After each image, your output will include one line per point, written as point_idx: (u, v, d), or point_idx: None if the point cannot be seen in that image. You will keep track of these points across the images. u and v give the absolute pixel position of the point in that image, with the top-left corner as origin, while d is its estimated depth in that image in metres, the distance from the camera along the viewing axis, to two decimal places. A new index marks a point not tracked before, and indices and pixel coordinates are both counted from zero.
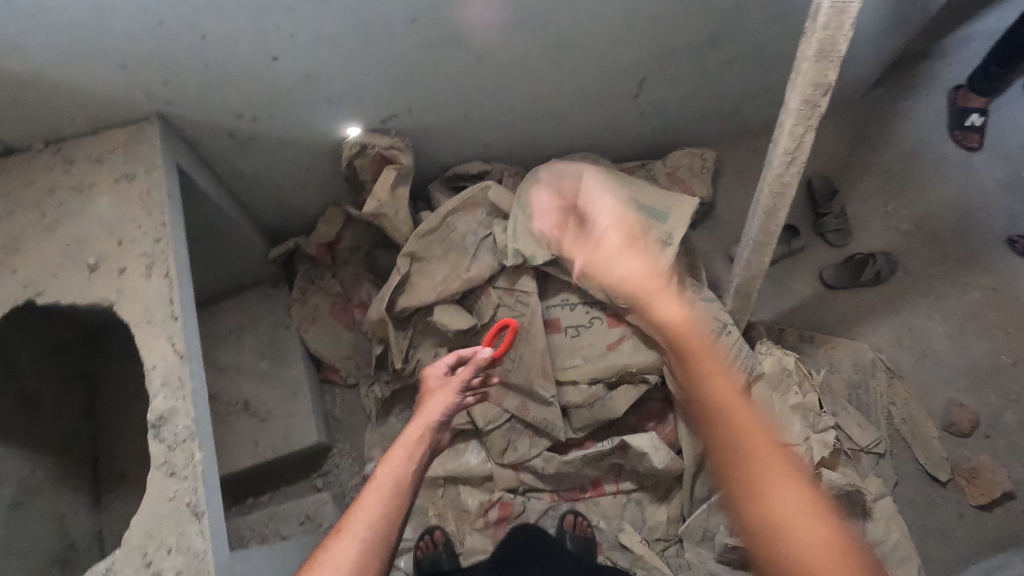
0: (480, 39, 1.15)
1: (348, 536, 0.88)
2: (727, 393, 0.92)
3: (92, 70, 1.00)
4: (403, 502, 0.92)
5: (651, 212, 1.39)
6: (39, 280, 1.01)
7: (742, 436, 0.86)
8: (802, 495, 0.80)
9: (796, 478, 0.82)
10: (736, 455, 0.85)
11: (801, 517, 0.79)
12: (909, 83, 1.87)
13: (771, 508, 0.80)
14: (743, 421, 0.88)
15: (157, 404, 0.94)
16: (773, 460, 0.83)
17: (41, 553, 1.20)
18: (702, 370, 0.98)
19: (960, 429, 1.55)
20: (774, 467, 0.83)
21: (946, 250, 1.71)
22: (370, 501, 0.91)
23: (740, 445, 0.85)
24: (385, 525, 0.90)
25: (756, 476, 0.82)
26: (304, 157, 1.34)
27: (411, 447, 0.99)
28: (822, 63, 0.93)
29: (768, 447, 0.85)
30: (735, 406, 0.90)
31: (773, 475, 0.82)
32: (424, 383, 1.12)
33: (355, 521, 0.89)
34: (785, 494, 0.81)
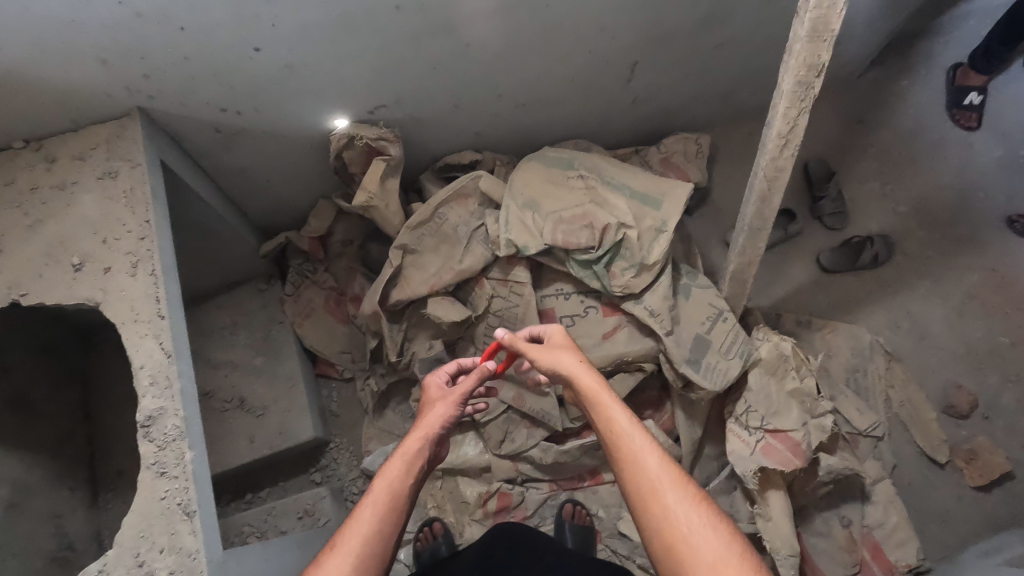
0: (466, 26, 1.13)
1: (341, 551, 0.82)
2: (620, 416, 0.91)
3: (69, 66, 0.98)
4: (400, 515, 0.89)
5: (644, 200, 1.36)
6: (23, 281, 1.00)
7: (633, 459, 0.86)
8: (697, 512, 0.79)
9: (691, 495, 0.81)
10: (631, 480, 0.84)
11: (701, 536, 0.77)
12: (906, 62, 1.84)
13: (669, 532, 0.78)
14: (634, 445, 0.87)
15: (146, 404, 0.93)
16: (663, 476, 0.83)
17: (39, 553, 1.20)
18: (607, 405, 0.93)
19: (959, 411, 1.54)
20: (666, 487, 0.82)
21: (945, 231, 1.69)
22: (365, 514, 0.86)
23: (631, 468, 0.85)
24: (379, 541, 0.85)
25: (649, 497, 0.82)
26: (292, 150, 1.32)
27: (411, 459, 0.96)
28: (816, 43, 0.91)
29: (658, 466, 0.84)
30: (624, 430, 0.89)
31: (665, 495, 0.81)
32: (427, 393, 1.13)
33: (349, 536, 0.84)
34: (681, 512, 0.79)
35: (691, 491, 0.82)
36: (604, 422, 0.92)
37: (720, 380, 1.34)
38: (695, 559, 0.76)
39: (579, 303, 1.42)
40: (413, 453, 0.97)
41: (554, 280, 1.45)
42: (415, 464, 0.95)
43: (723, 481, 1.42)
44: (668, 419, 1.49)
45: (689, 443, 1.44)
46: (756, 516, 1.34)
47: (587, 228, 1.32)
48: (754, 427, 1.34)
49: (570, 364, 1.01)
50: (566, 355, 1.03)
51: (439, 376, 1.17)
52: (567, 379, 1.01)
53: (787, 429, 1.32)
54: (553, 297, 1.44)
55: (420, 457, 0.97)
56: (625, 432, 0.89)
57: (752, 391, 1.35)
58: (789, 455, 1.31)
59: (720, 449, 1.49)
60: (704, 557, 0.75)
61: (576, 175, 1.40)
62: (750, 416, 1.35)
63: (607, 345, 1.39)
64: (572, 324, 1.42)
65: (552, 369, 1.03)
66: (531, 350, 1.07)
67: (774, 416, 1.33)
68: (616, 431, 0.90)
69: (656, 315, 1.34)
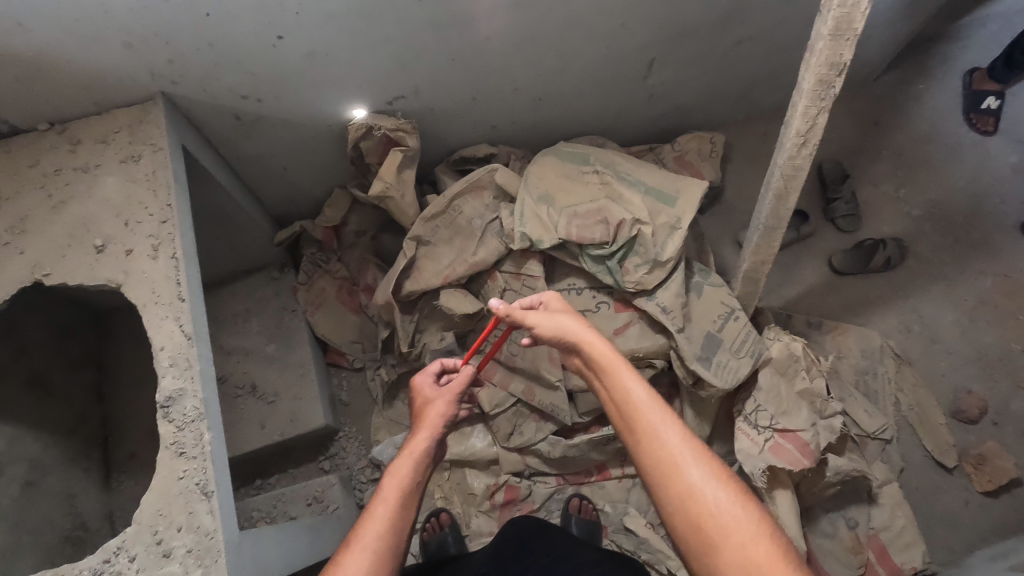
0: (487, 19, 1.13)
1: (359, 547, 0.83)
2: (637, 390, 0.90)
3: (96, 49, 0.99)
4: (411, 513, 0.90)
5: (659, 196, 1.37)
6: (46, 262, 1.01)
7: (653, 434, 0.85)
8: (722, 488, 0.80)
9: (714, 471, 0.81)
10: (652, 456, 0.84)
11: (727, 512, 0.78)
12: (923, 65, 1.83)
13: (695, 509, 0.79)
14: (654, 420, 0.87)
15: (165, 385, 0.94)
16: (687, 453, 0.83)
17: (53, 532, 1.22)
18: (623, 378, 0.92)
19: (968, 415, 1.54)
20: (690, 463, 0.82)
21: (958, 236, 1.69)
22: (380, 511, 0.87)
23: (651, 444, 0.85)
24: (394, 537, 0.85)
25: (672, 473, 0.82)
26: (309, 139, 1.33)
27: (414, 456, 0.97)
28: (838, 41, 0.91)
29: (679, 442, 0.84)
30: (642, 403, 0.89)
31: (689, 472, 0.81)
32: (419, 394, 1.12)
33: (366, 531, 0.84)
34: (706, 489, 0.80)
35: (716, 466, 0.82)
36: (621, 396, 0.91)
37: (731, 378, 1.34)
38: (723, 537, 0.76)
39: (591, 298, 1.43)
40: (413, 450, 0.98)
41: (567, 275, 1.45)
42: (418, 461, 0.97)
43: None
44: (677, 416, 1.50)
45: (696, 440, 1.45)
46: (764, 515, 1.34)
47: (601, 223, 1.33)
48: (763, 426, 1.34)
49: (577, 331, 0.99)
50: (576, 326, 1.01)
51: (427, 374, 1.15)
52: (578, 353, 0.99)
53: (796, 429, 1.32)
54: (565, 292, 1.44)
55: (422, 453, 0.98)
56: (643, 405, 0.89)
57: (763, 390, 1.36)
58: (798, 455, 1.31)
59: (728, 447, 1.49)
60: (732, 534, 0.76)
61: (592, 170, 1.40)
62: (759, 415, 1.35)
63: (618, 340, 1.39)
64: (583, 320, 1.41)
65: (561, 342, 1.01)
66: (531, 318, 1.02)
67: (782, 415, 1.34)
68: (633, 405, 0.89)
69: (669, 312, 1.35)
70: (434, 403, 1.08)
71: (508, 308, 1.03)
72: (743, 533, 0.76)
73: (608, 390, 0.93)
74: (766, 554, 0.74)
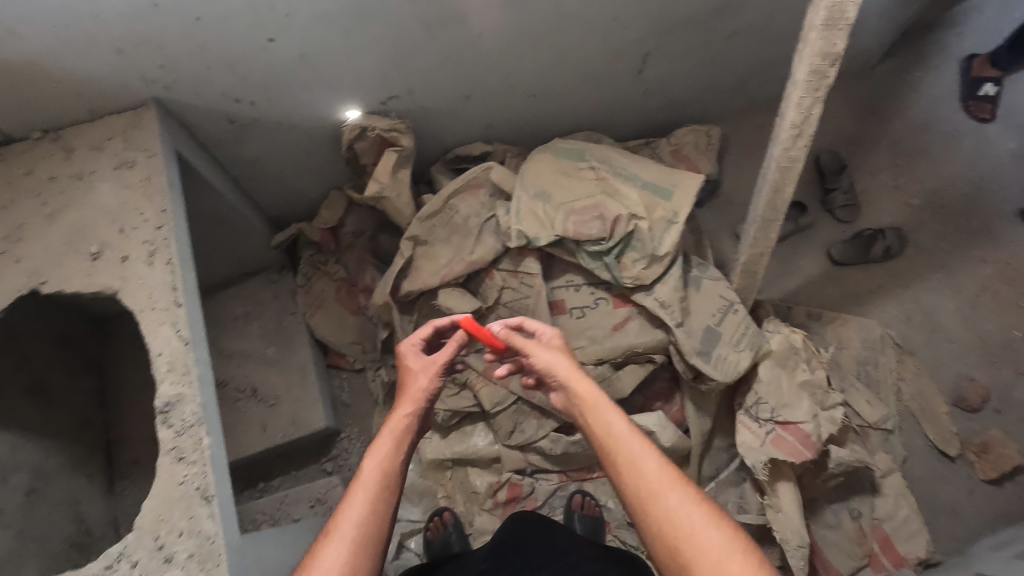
0: (479, 18, 1.13)
1: (337, 536, 0.84)
2: (616, 422, 0.90)
3: (88, 56, 0.98)
4: (394, 491, 0.90)
5: (655, 191, 1.36)
6: (42, 269, 1.01)
7: (631, 463, 0.86)
8: (697, 511, 0.80)
9: (689, 495, 0.82)
10: (630, 484, 0.84)
11: (703, 533, 0.78)
12: (920, 53, 1.82)
13: (671, 534, 0.79)
14: (632, 449, 0.87)
15: (164, 390, 0.94)
16: (662, 478, 0.83)
17: (58, 538, 1.22)
18: (602, 409, 0.92)
19: (970, 403, 1.54)
20: (667, 488, 0.82)
21: (957, 224, 1.68)
22: (356, 499, 0.88)
23: (628, 473, 0.85)
24: (375, 523, 0.87)
25: (649, 500, 0.82)
26: (304, 141, 1.33)
27: (402, 431, 0.97)
28: (831, 31, 0.90)
29: (655, 469, 0.84)
30: (621, 436, 0.89)
31: (665, 498, 0.81)
32: (403, 361, 1.08)
33: (342, 523, 0.86)
34: (682, 513, 0.80)
35: (691, 489, 0.83)
36: (598, 427, 0.91)
37: (731, 372, 1.33)
38: (699, 557, 0.77)
39: (589, 294, 1.43)
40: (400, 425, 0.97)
41: (565, 272, 1.45)
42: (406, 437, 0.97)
43: (732, 472, 1.43)
44: (678, 411, 1.49)
45: (697, 434, 1.44)
46: (766, 507, 1.34)
47: (598, 219, 1.33)
48: (764, 419, 1.34)
49: (566, 371, 0.98)
50: (560, 357, 1.01)
51: (413, 343, 1.11)
52: (560, 384, 0.98)
53: (797, 421, 1.32)
54: (564, 289, 1.44)
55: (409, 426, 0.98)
56: (623, 437, 0.89)
57: (763, 382, 1.35)
58: (800, 447, 1.30)
59: (730, 441, 1.49)
60: (706, 554, 0.77)
61: (587, 166, 1.40)
62: (760, 408, 1.35)
63: (617, 336, 1.40)
64: (582, 316, 1.42)
65: (546, 373, 1.00)
66: (529, 344, 1.03)
67: (783, 408, 1.33)
68: (613, 435, 0.89)
69: (667, 306, 1.34)
70: (416, 375, 1.05)
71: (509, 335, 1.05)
72: (717, 553, 0.77)
73: (586, 423, 0.93)
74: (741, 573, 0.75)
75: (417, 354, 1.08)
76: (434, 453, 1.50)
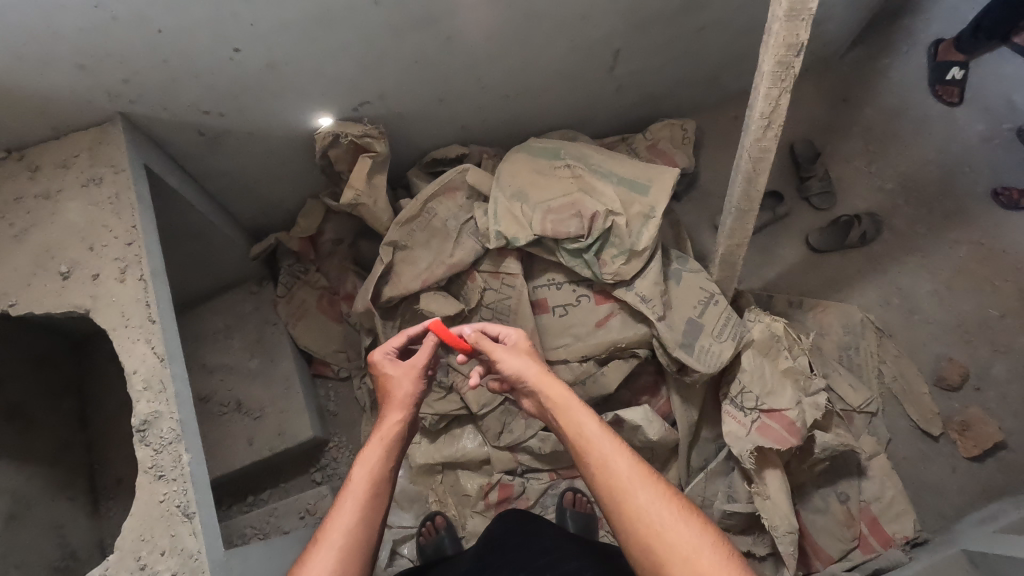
0: (447, 20, 1.13)
1: (323, 545, 0.83)
2: (588, 423, 0.91)
3: (48, 73, 0.97)
4: (381, 497, 0.90)
5: (632, 186, 1.37)
6: (11, 291, 0.99)
7: (602, 463, 0.86)
8: (668, 508, 0.81)
9: (659, 492, 0.82)
10: (602, 483, 0.85)
11: (673, 530, 0.79)
12: (888, 40, 1.85)
13: (642, 531, 0.79)
14: (603, 449, 0.87)
15: (140, 408, 0.93)
16: (634, 477, 0.84)
17: (42, 563, 1.20)
18: (574, 412, 0.93)
19: (950, 383, 1.56)
20: (638, 486, 0.83)
21: (931, 206, 1.71)
22: (347, 506, 0.87)
23: (599, 473, 0.86)
24: (365, 529, 0.87)
25: (619, 499, 0.83)
26: (277, 150, 1.32)
27: (385, 437, 0.97)
28: (794, 22, 0.91)
29: (626, 467, 0.85)
30: (593, 436, 0.89)
31: (636, 495, 0.82)
32: (376, 368, 1.08)
33: (331, 530, 0.85)
34: (653, 510, 0.81)
35: (662, 487, 0.83)
36: (570, 428, 0.92)
37: (714, 363, 1.34)
38: (670, 555, 0.77)
39: (571, 292, 1.43)
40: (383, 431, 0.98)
41: (546, 270, 1.45)
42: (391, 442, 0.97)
43: (721, 462, 1.43)
44: (665, 404, 1.50)
45: (684, 426, 1.45)
46: (754, 495, 1.34)
47: (576, 217, 1.33)
48: (749, 407, 1.35)
49: (536, 376, 0.99)
50: (530, 362, 1.02)
51: (386, 352, 1.10)
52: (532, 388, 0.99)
53: (782, 409, 1.33)
54: (546, 287, 1.44)
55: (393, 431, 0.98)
56: (594, 438, 0.89)
57: (747, 372, 1.36)
58: (785, 434, 1.31)
59: (717, 431, 1.50)
60: (676, 550, 0.77)
61: (563, 165, 1.40)
62: (745, 397, 1.36)
63: (601, 332, 1.41)
64: (565, 314, 1.42)
65: (517, 379, 1.01)
66: (498, 351, 1.04)
67: (768, 396, 1.34)
68: (585, 437, 0.90)
69: (648, 301, 1.35)
70: (395, 377, 1.05)
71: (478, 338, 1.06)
72: (687, 549, 0.77)
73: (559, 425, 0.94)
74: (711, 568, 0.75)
75: (390, 361, 1.08)
76: (423, 458, 1.49)
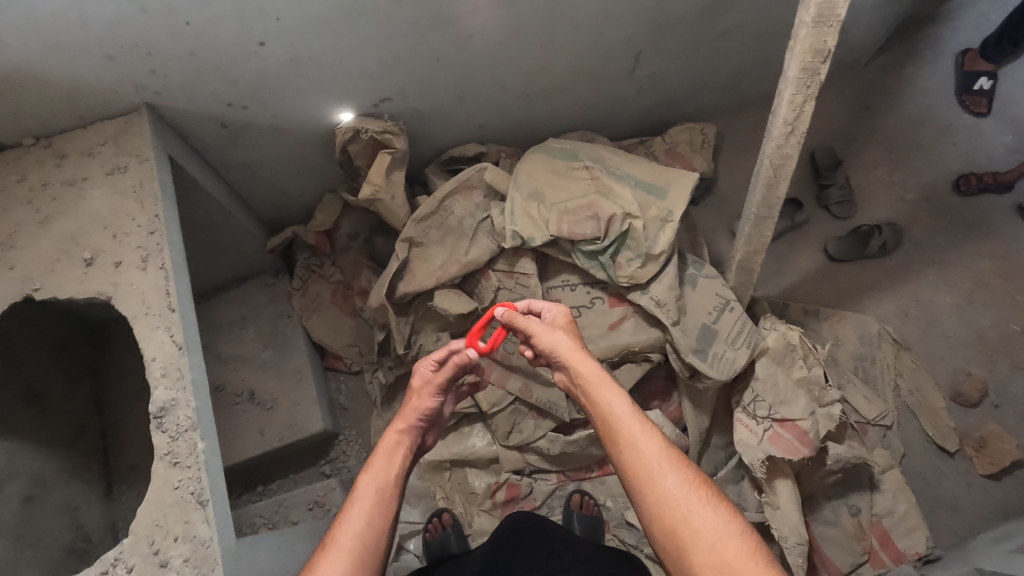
0: (470, 19, 1.13)
1: (334, 546, 0.85)
2: (618, 403, 0.91)
3: (78, 63, 0.98)
4: (392, 499, 0.92)
5: (649, 190, 1.36)
6: (35, 276, 1.01)
7: (632, 443, 0.86)
8: (696, 494, 0.80)
9: (687, 479, 0.82)
10: (630, 465, 0.85)
11: (700, 516, 0.78)
12: (915, 47, 1.82)
13: (668, 515, 0.79)
14: (633, 431, 0.87)
15: (158, 395, 0.94)
16: (662, 461, 0.84)
17: (56, 545, 1.22)
18: (604, 391, 0.93)
19: (968, 398, 1.54)
20: (666, 470, 0.83)
21: (954, 218, 1.68)
22: (356, 510, 0.89)
23: (626, 456, 0.86)
24: (375, 531, 0.88)
25: (646, 481, 0.83)
26: (298, 144, 1.33)
27: (395, 444, 0.99)
28: (822, 28, 0.90)
29: (656, 451, 0.85)
30: (624, 418, 0.89)
31: (662, 480, 0.82)
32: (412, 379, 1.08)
33: (341, 535, 0.86)
34: (681, 495, 0.80)
35: (691, 473, 0.83)
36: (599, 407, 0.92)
37: (727, 370, 1.33)
38: (697, 541, 0.76)
39: (585, 294, 1.43)
40: (394, 437, 1.00)
41: (560, 272, 1.45)
42: (401, 450, 0.99)
43: (731, 469, 1.43)
44: (676, 409, 1.50)
45: (695, 432, 1.44)
46: (765, 504, 1.33)
47: (592, 219, 1.33)
48: (761, 416, 1.34)
49: (569, 351, 0.98)
50: (565, 338, 1.01)
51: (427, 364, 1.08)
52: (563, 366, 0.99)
53: (794, 418, 1.32)
54: (559, 289, 1.44)
55: (403, 440, 1.00)
56: (624, 418, 0.89)
57: (760, 380, 1.36)
58: (797, 444, 1.30)
59: (727, 439, 1.49)
60: (704, 536, 0.76)
61: (581, 166, 1.40)
62: (758, 406, 1.35)
63: (613, 335, 1.40)
64: (578, 316, 1.42)
65: (552, 354, 1.00)
66: (531, 325, 1.03)
67: (781, 405, 1.33)
68: (614, 417, 0.90)
69: (663, 305, 1.34)
70: (413, 397, 1.06)
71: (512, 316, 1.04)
72: (715, 536, 0.76)
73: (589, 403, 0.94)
74: (738, 556, 0.74)
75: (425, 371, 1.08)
76: (432, 454, 1.50)
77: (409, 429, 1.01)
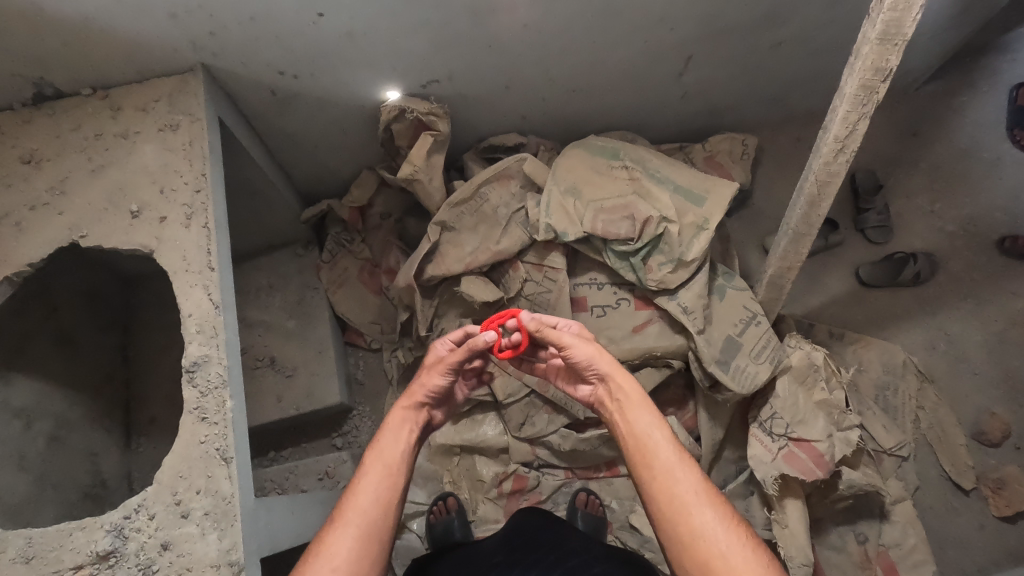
0: (527, 9, 1.13)
1: (343, 524, 0.87)
2: (654, 428, 0.92)
3: (142, 18, 1.00)
4: (399, 478, 0.93)
5: (688, 196, 1.35)
6: (83, 223, 1.04)
7: (665, 475, 0.88)
8: (730, 532, 0.83)
9: (722, 516, 0.84)
10: (664, 495, 0.87)
11: (737, 555, 0.81)
12: (973, 76, 1.76)
13: (703, 550, 0.82)
14: (669, 458, 0.89)
15: (191, 350, 0.96)
16: (698, 494, 0.86)
17: (74, 487, 1.26)
18: (641, 414, 0.94)
19: (989, 437, 1.51)
20: (704, 505, 0.85)
21: (993, 254, 1.64)
22: (365, 487, 0.90)
23: (663, 486, 0.87)
24: (384, 510, 0.89)
25: (682, 514, 0.85)
26: (342, 119, 1.34)
27: (402, 424, 0.99)
28: (886, 46, 0.89)
29: (692, 483, 0.87)
30: (660, 444, 0.91)
31: (698, 515, 0.84)
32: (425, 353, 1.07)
33: (350, 513, 0.88)
34: (718, 532, 0.83)
35: (727, 509, 0.85)
36: (631, 435, 0.93)
37: (748, 383, 1.32)
38: None
39: (611, 294, 1.43)
40: (401, 416, 1.00)
41: (589, 270, 1.45)
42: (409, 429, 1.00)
43: (740, 484, 1.42)
44: (690, 418, 1.49)
45: (708, 442, 1.44)
46: (773, 522, 1.34)
47: (628, 219, 1.32)
48: (778, 434, 1.32)
49: (604, 368, 0.99)
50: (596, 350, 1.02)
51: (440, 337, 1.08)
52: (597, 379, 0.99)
53: (812, 439, 1.30)
54: (586, 286, 1.45)
55: (409, 419, 1.01)
56: (660, 444, 0.91)
57: (780, 398, 1.34)
58: (811, 465, 1.29)
59: (739, 454, 1.49)
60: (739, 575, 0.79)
61: (620, 165, 1.39)
62: (775, 422, 1.33)
63: (636, 338, 1.39)
64: (602, 315, 1.42)
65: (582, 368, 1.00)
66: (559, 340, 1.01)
67: (799, 424, 1.31)
68: (651, 443, 0.91)
69: (690, 313, 1.34)
70: (427, 369, 1.04)
71: (538, 325, 1.02)
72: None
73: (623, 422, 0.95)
74: None
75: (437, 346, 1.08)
76: (444, 438, 1.51)
77: (416, 406, 1.02)
